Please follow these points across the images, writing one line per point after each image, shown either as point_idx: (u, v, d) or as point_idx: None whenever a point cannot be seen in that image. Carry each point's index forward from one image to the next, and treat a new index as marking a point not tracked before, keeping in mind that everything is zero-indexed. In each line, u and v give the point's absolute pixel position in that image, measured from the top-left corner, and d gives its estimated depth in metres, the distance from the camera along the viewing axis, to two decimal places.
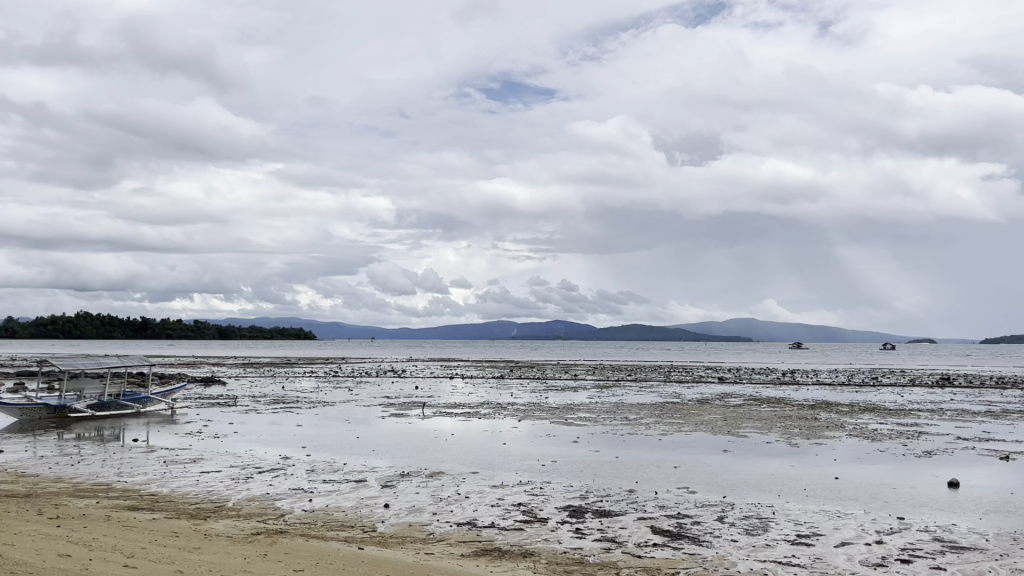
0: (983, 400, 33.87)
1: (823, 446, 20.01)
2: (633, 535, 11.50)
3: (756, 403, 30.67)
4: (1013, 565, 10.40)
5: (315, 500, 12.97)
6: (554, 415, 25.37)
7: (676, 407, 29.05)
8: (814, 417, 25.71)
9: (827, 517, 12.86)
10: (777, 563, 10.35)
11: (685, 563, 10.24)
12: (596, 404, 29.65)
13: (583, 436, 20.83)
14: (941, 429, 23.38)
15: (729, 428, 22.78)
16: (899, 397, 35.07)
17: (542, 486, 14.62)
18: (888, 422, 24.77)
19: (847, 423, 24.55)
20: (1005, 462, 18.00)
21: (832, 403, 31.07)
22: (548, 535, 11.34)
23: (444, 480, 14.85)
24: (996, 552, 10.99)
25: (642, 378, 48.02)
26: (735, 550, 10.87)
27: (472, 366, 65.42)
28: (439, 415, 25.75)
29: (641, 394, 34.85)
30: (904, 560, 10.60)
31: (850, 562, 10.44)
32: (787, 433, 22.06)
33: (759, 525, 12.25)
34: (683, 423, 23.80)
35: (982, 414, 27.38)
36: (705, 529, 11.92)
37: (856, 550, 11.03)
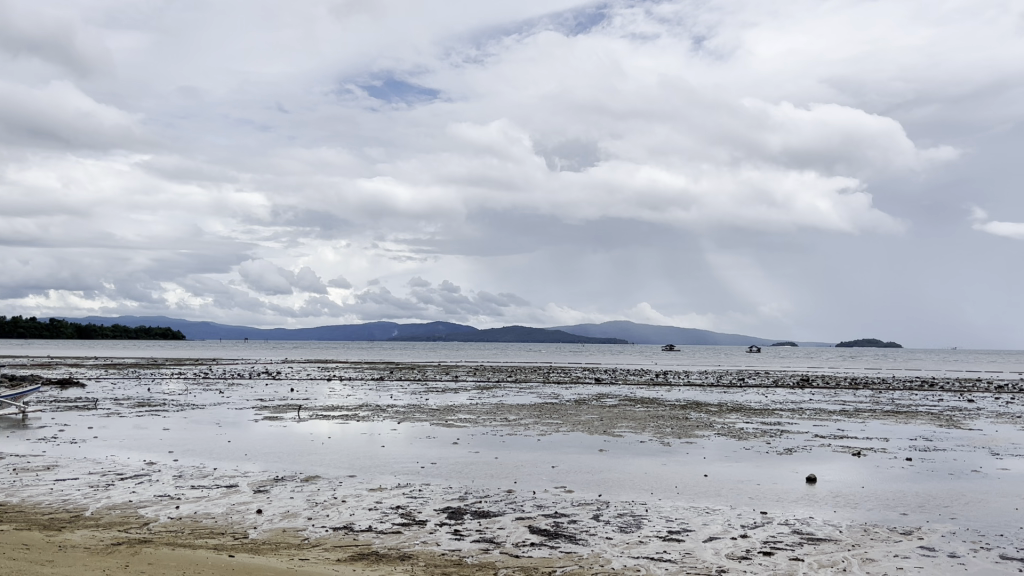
0: (838, 400, 36.16)
1: (693, 444, 20.81)
2: (511, 535, 11.61)
3: (631, 403, 31.64)
4: (864, 555, 11.12)
5: (182, 507, 12.45)
6: (433, 417, 25.32)
7: (554, 407, 29.57)
8: (686, 417, 26.63)
9: (695, 513, 13.36)
10: (649, 559, 10.66)
11: (561, 562, 10.42)
12: (476, 405, 29.83)
13: (463, 438, 20.84)
14: (800, 427, 24.76)
15: (605, 428, 23.37)
16: (763, 397, 36.90)
17: (420, 488, 14.57)
18: (753, 421, 25.99)
19: (715, 422, 25.62)
20: (858, 458, 19.22)
21: (701, 403, 32.40)
22: (426, 537, 11.29)
23: (320, 485, 14.53)
24: (848, 543, 11.74)
25: (522, 379, 48.66)
26: (609, 547, 11.15)
27: (350, 368, 64.37)
28: (315, 418, 25.22)
29: (520, 395, 35.34)
30: (766, 552, 11.15)
31: (717, 556, 10.90)
32: (659, 432, 22.83)
33: (632, 523, 12.61)
34: (560, 424, 24.20)
35: (837, 414, 29.19)
36: (580, 528, 12.16)
37: (723, 544, 11.52)
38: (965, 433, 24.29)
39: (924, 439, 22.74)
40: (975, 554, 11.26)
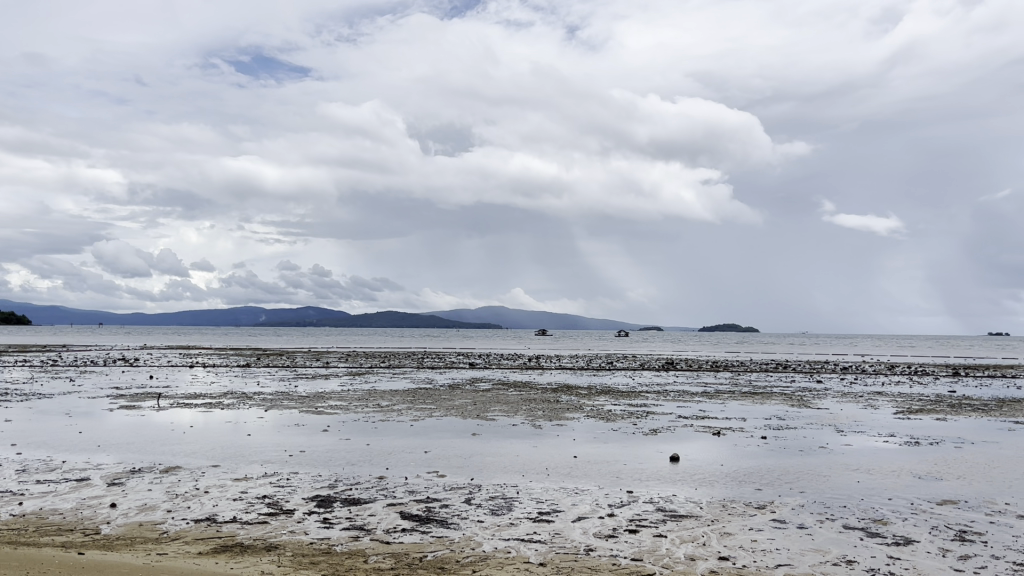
0: (700, 381, 37.93)
1: (563, 426, 21.27)
2: (382, 522, 11.51)
3: (503, 387, 31.98)
4: (721, 529, 11.70)
5: (25, 504, 11.64)
6: (302, 404, 24.76)
7: (427, 392, 29.54)
8: (557, 400, 27.24)
9: (565, 494, 13.65)
10: (519, 540, 10.82)
11: (432, 546, 10.43)
12: (348, 391, 29.42)
13: (333, 425, 20.46)
14: (665, 408, 25.81)
15: (478, 412, 23.55)
16: (631, 380, 38.15)
17: (288, 476, 14.21)
18: (621, 403, 26.84)
19: (585, 404, 26.30)
20: (717, 437, 20.17)
21: (572, 386, 33.21)
22: (294, 527, 11.04)
23: (180, 476, 13.94)
24: (707, 518, 12.30)
25: (394, 364, 48.36)
26: (480, 530, 11.24)
27: (213, 355, 61.68)
28: (175, 406, 24.12)
29: (394, 381, 35.11)
30: (631, 530, 11.54)
31: (586, 535, 11.18)
32: (531, 415, 23.23)
33: (503, 505, 12.77)
34: (433, 408, 24.20)
35: (699, 395, 30.58)
36: (452, 512, 12.21)
37: (591, 523, 11.84)
38: (812, 411, 25.95)
39: (777, 418, 24.11)
40: (821, 525, 12.04)
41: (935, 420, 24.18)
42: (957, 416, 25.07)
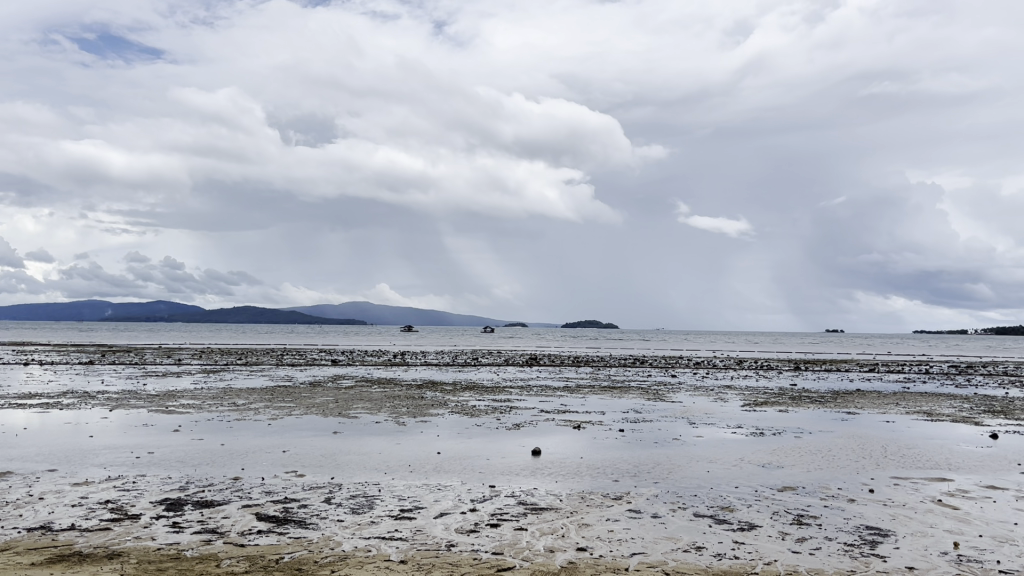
0: (563, 376, 38.80)
1: (427, 423, 21.18)
2: (236, 524, 11.09)
3: (367, 384, 31.57)
4: (580, 521, 11.99)
5: None
6: (151, 404, 23.48)
7: (287, 390, 28.68)
8: (421, 396, 27.11)
9: (427, 491, 13.61)
10: (380, 538, 10.71)
11: (290, 547, 10.15)
12: (202, 390, 28.14)
13: (185, 425, 19.55)
14: (528, 403, 26.18)
15: (339, 410, 23.12)
16: (495, 375, 38.50)
17: (134, 480, 13.46)
18: (485, 399, 26.97)
19: (449, 400, 26.30)
20: (578, 430, 20.66)
21: (436, 382, 33.13)
22: (140, 532, 10.48)
23: (11, 482, 12.93)
24: (567, 510, 12.59)
25: (252, 361, 46.78)
26: (340, 530, 11.04)
27: (51, 351, 57.32)
28: (6, 407, 22.32)
29: (250, 378, 33.95)
30: (493, 524, 11.65)
31: (447, 531, 11.20)
32: (394, 412, 23.00)
33: (364, 503, 12.59)
34: (293, 407, 23.54)
35: (561, 389, 31.24)
36: (311, 512, 11.93)
37: (453, 519, 11.86)
38: (668, 405, 27.01)
39: (635, 411, 24.93)
40: (673, 514, 12.55)
41: (778, 412, 25.74)
42: (798, 408, 26.78)
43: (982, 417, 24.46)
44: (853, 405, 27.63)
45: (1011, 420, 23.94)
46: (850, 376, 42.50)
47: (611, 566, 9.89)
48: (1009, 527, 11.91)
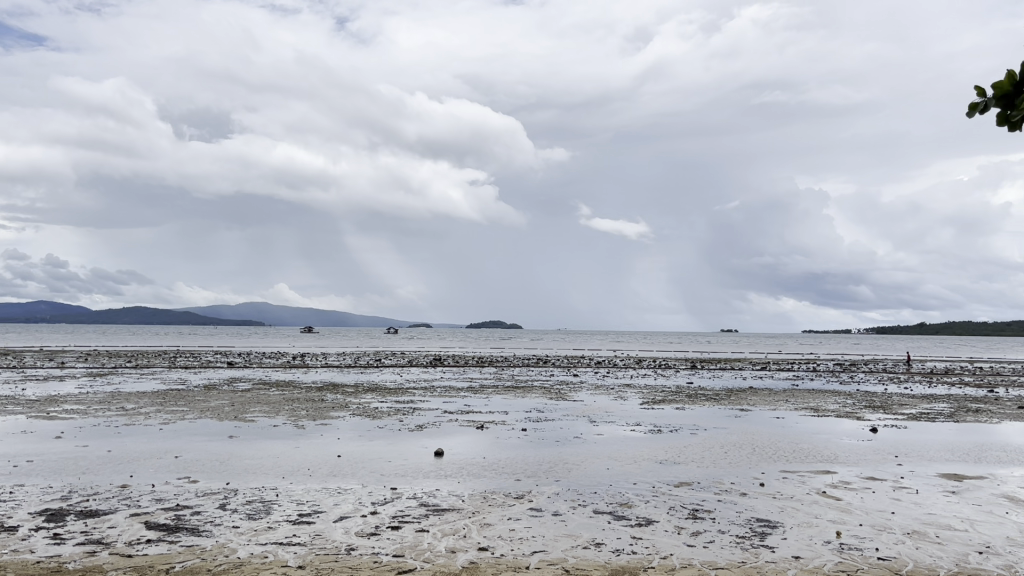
0: (466, 377, 38.86)
1: (327, 426, 20.79)
2: (124, 534, 10.62)
3: (264, 387, 30.74)
4: (482, 520, 12.02)
5: None
6: (31, 409, 22.23)
7: (179, 393, 27.66)
8: (321, 398, 26.61)
9: (327, 494, 13.37)
10: (277, 544, 10.45)
11: (181, 556, 9.79)
12: (86, 394, 26.82)
13: (68, 431, 18.57)
14: (431, 404, 26.07)
15: (236, 413, 22.47)
16: (398, 376, 38.14)
17: (11, 490, 12.71)
18: (387, 400, 26.71)
19: (351, 402, 25.91)
20: (481, 430, 20.71)
21: (336, 384, 32.57)
22: (17, 545, 9.91)
23: None
24: (468, 510, 12.59)
25: (143, 365, 44.94)
26: (234, 536, 10.72)
27: None
28: None
29: (140, 382, 32.58)
30: (393, 526, 11.55)
31: (347, 535, 11.03)
32: (293, 415, 22.51)
33: (261, 509, 12.26)
34: (186, 411, 22.74)
35: (465, 390, 31.18)
36: (204, 519, 11.53)
37: (353, 522, 11.70)
38: (570, 404, 27.41)
39: (536, 411, 25.18)
40: (573, 511, 12.73)
41: (676, 410, 26.44)
42: (694, 405, 27.60)
43: (864, 413, 25.75)
44: (746, 402, 28.68)
45: (890, 415, 25.34)
46: (743, 375, 44.10)
47: (512, 565, 9.96)
48: (886, 516, 12.59)
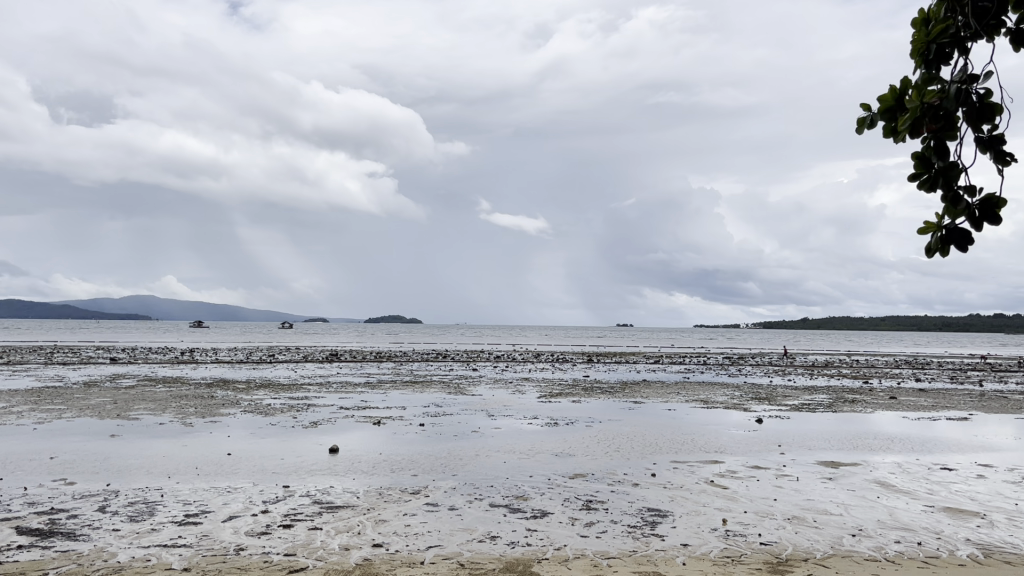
0: (364, 372, 38.40)
1: (217, 423, 20.14)
2: None
3: (150, 384, 29.52)
4: (377, 517, 11.89)
5: None
6: None
7: (56, 391, 26.22)
8: (210, 395, 25.74)
9: (215, 494, 12.95)
10: (161, 546, 10.07)
11: (56, 562, 9.30)
12: None
13: None
14: (326, 400, 25.60)
15: (118, 411, 21.49)
16: (292, 372, 37.28)
17: None
18: (281, 397, 26.08)
19: (242, 399, 25.15)
20: (377, 426, 20.47)
21: (227, 380, 31.56)
22: None
23: None
24: (363, 507, 12.43)
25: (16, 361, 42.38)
26: (115, 539, 10.26)
27: None
28: None
29: (13, 379, 30.77)
30: (285, 525, 11.29)
31: (236, 535, 10.71)
32: (180, 412, 21.71)
33: (144, 510, 11.77)
34: (64, 409, 21.58)
35: (362, 386, 30.81)
36: (81, 522, 10.98)
37: (242, 522, 11.37)
38: (468, 398, 27.44)
39: (434, 405, 25.10)
40: (469, 505, 12.76)
41: (572, 403, 26.82)
42: (589, 398, 28.11)
43: (749, 404, 26.80)
44: (639, 395, 29.41)
45: (773, 406, 26.48)
46: (637, 368, 45.31)
47: (407, 561, 9.89)
48: (769, 503, 13.14)
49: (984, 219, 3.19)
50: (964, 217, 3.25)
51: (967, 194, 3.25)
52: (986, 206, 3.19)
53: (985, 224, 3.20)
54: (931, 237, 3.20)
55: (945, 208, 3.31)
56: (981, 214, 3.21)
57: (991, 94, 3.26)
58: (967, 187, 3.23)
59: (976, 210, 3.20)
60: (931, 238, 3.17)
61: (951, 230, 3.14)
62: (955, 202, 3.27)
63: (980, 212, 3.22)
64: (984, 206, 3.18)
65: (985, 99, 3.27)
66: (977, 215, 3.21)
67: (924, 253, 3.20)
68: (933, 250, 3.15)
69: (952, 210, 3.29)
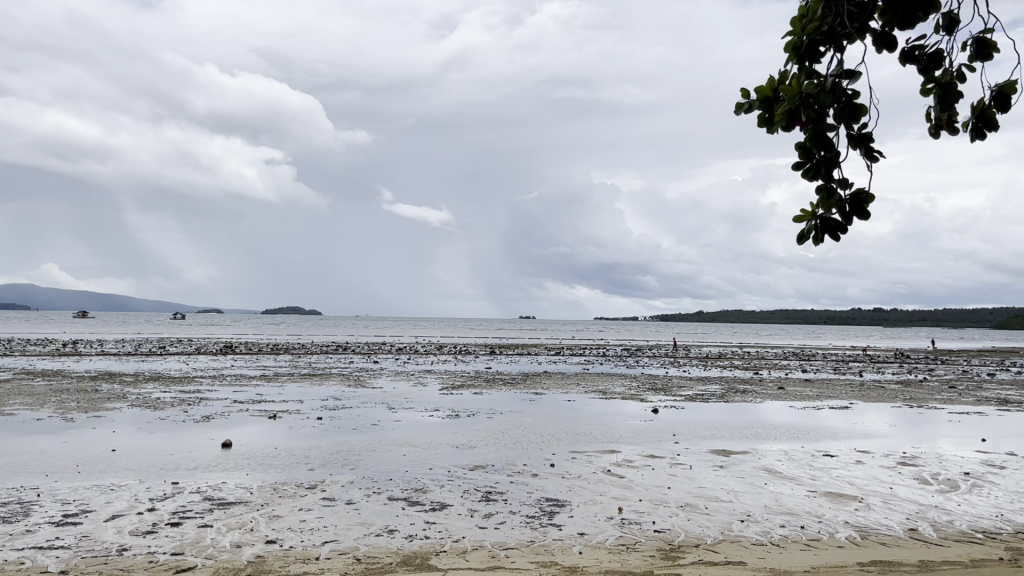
0: (260, 365, 37.43)
1: (101, 418, 19.22)
2: None
3: (27, 377, 27.90)
4: (271, 512, 11.59)
5: None
6: None
7: None
8: (94, 389, 24.51)
9: (97, 492, 12.36)
10: (37, 549, 9.52)
11: None
12: None
13: None
14: (219, 394, 24.78)
15: None
16: (184, 365, 35.94)
17: None
18: (171, 390, 25.09)
19: (129, 393, 24.05)
20: (272, 420, 19.96)
21: (113, 374, 30.14)
22: None
23: None
24: (256, 503, 12.10)
25: None
26: None
27: None
28: None
29: None
30: (172, 523, 10.87)
31: (119, 535, 10.24)
32: (61, 407, 20.60)
33: (19, 511, 11.11)
34: None
35: (257, 379, 29.99)
36: None
37: (126, 521, 10.88)
38: (368, 391, 27.07)
39: (332, 398, 24.66)
40: (367, 499, 12.60)
41: (473, 394, 26.86)
42: (491, 390, 28.21)
43: (646, 395, 27.43)
44: (540, 386, 29.70)
45: (669, 397, 27.18)
46: (539, 359, 45.77)
47: (301, 557, 9.67)
48: (663, 490, 13.49)
49: (854, 213, 3.42)
50: (836, 209, 3.46)
51: (841, 188, 3.45)
52: (855, 201, 3.41)
53: (854, 218, 3.43)
54: (808, 227, 3.39)
55: (820, 199, 3.50)
56: (851, 209, 3.44)
57: (859, 94, 3.48)
58: (841, 182, 3.44)
59: (848, 204, 3.41)
60: (807, 229, 3.36)
61: (826, 223, 3.34)
62: (829, 194, 3.47)
63: (850, 206, 3.44)
64: (856, 201, 3.40)
65: (854, 100, 3.48)
66: (847, 209, 3.43)
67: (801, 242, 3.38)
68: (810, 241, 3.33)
69: (824, 203, 3.49)
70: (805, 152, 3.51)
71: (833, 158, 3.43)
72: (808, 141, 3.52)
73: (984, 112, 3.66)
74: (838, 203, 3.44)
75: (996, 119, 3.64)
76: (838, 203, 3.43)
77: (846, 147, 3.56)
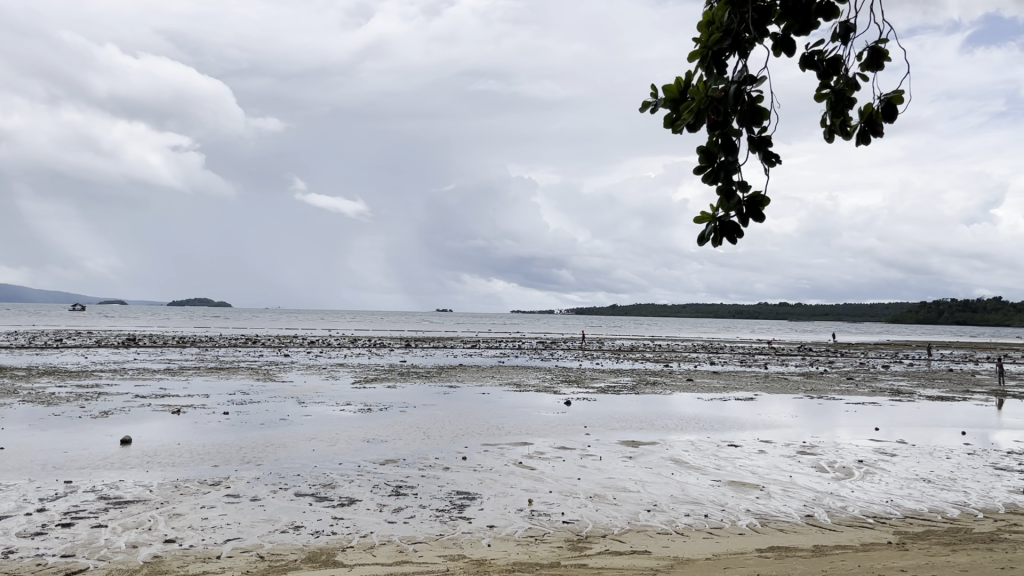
0: (164, 358, 36.08)
1: None
2: None
3: None
4: (171, 511, 11.22)
5: None
6: None
7: None
8: None
9: None
10: None
11: None
12: None
13: None
14: (119, 388, 23.83)
15: None
16: (82, 359, 34.37)
17: None
18: (67, 385, 23.97)
19: (21, 388, 22.86)
20: (176, 415, 19.34)
21: (3, 368, 28.60)
22: None
23: None
24: (155, 501, 11.68)
25: None
26: None
27: None
28: None
29: None
30: (64, 524, 10.38)
31: (5, 537, 9.72)
32: None
33: None
34: None
35: (160, 373, 28.96)
36: None
37: (14, 522, 10.34)
38: (278, 385, 26.46)
39: (240, 392, 24.03)
40: (273, 495, 12.32)
41: (387, 388, 26.59)
42: (405, 383, 27.99)
43: (559, 387, 27.69)
44: (454, 379, 29.59)
45: (581, 389, 27.51)
46: (454, 353, 45.63)
47: (201, 555, 9.38)
48: (573, 481, 13.64)
49: (750, 215, 3.46)
50: (734, 211, 3.48)
51: (739, 190, 3.49)
52: (752, 203, 3.46)
53: (751, 220, 3.47)
54: (705, 228, 3.41)
55: (719, 200, 3.53)
56: (748, 211, 3.47)
57: (760, 98, 3.53)
58: (740, 184, 3.48)
59: (745, 206, 3.45)
60: (706, 228, 3.38)
61: (723, 224, 3.37)
62: (728, 196, 3.50)
63: (748, 208, 3.48)
64: (752, 204, 3.45)
65: (756, 104, 3.54)
66: (744, 211, 3.46)
67: (699, 242, 3.40)
68: (707, 241, 3.36)
69: (724, 204, 3.52)
70: (706, 153, 3.55)
71: (732, 161, 3.47)
72: (711, 143, 3.56)
73: (871, 119, 3.77)
74: (735, 205, 3.47)
75: (882, 126, 3.76)
76: (736, 204, 3.47)
77: (747, 151, 3.61)
